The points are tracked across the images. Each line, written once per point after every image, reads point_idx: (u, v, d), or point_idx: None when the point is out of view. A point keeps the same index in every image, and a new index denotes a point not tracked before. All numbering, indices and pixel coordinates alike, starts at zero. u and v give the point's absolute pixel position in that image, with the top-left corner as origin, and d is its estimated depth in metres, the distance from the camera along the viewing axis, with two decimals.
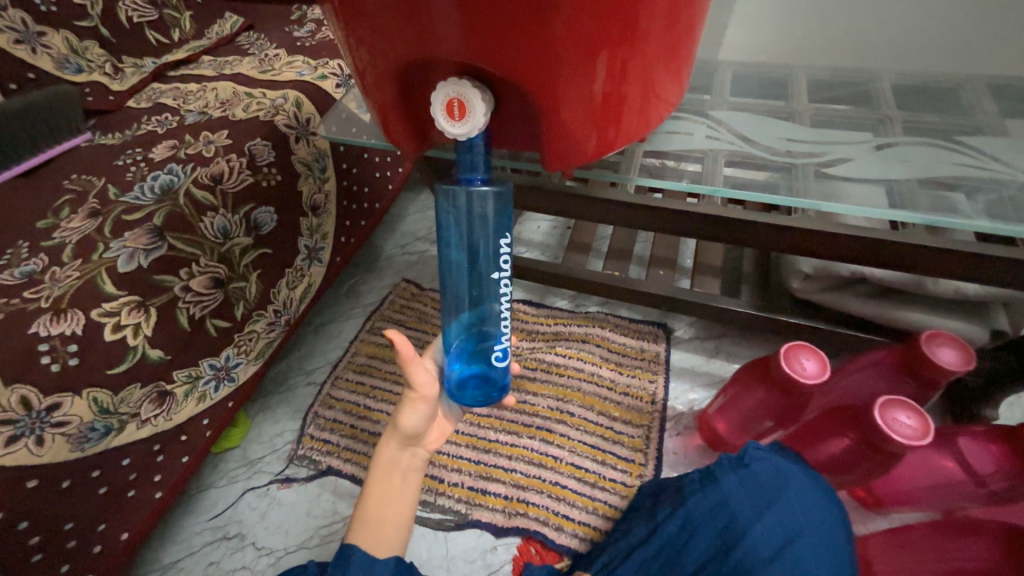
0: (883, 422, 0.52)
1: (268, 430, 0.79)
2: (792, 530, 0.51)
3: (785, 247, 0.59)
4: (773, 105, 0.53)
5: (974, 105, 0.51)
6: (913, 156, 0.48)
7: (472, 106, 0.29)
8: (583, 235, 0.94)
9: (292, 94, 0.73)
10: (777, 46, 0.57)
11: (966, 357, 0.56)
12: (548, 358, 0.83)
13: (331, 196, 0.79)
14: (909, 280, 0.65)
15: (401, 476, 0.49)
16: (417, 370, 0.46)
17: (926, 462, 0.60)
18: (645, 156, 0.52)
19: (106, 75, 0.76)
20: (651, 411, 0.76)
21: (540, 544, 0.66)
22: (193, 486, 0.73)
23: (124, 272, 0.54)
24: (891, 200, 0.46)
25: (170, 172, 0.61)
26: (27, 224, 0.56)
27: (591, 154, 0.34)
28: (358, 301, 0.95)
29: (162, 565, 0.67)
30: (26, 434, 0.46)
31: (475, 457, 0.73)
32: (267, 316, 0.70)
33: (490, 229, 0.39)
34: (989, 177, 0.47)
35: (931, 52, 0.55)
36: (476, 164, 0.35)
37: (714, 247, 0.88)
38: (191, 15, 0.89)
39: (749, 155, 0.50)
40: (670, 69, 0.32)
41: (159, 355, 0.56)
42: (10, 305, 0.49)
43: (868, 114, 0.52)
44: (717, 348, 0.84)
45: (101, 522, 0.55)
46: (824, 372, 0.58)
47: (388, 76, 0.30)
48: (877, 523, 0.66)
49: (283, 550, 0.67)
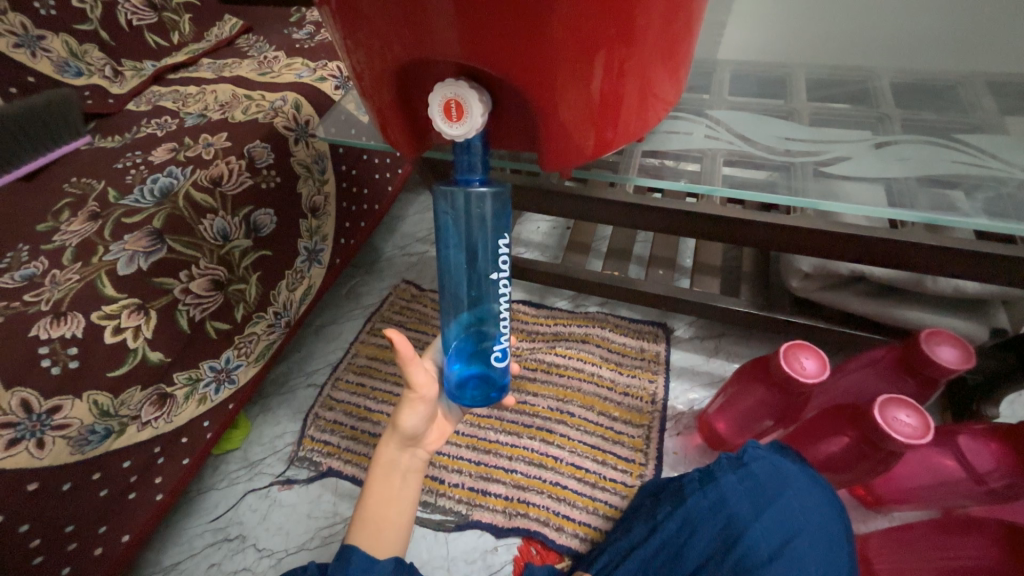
0: (883, 420, 0.52)
1: (268, 432, 0.79)
2: (792, 529, 0.51)
3: (784, 246, 0.59)
4: (771, 104, 0.53)
5: (973, 102, 0.51)
6: (912, 155, 0.48)
7: (470, 107, 0.29)
8: (583, 235, 0.94)
9: (291, 96, 0.73)
10: (776, 44, 0.57)
11: (966, 355, 0.56)
12: (548, 358, 0.83)
13: (331, 198, 0.79)
14: (911, 279, 0.65)
15: (400, 477, 0.49)
16: (418, 373, 0.46)
17: (926, 460, 0.60)
18: (644, 156, 0.52)
19: (106, 78, 0.76)
20: (651, 411, 0.76)
21: (541, 544, 0.66)
22: (193, 489, 0.73)
23: (124, 275, 0.54)
24: (890, 199, 0.46)
25: (170, 175, 0.62)
26: (27, 227, 0.57)
27: (590, 153, 0.34)
28: (358, 302, 0.95)
29: (163, 567, 0.67)
30: (27, 437, 0.46)
31: (476, 457, 0.73)
32: (267, 317, 0.71)
33: (489, 230, 0.39)
34: (988, 175, 0.47)
35: (929, 52, 0.55)
36: (474, 164, 0.35)
37: (714, 247, 0.88)
38: (190, 18, 0.89)
39: (747, 154, 0.50)
40: (668, 68, 0.32)
41: (160, 357, 0.57)
42: (11, 308, 0.49)
43: (867, 113, 0.52)
44: (717, 348, 0.84)
45: (102, 525, 0.56)
46: (824, 371, 0.58)
47: (386, 77, 0.30)
48: (878, 522, 0.65)
49: (284, 551, 0.67)
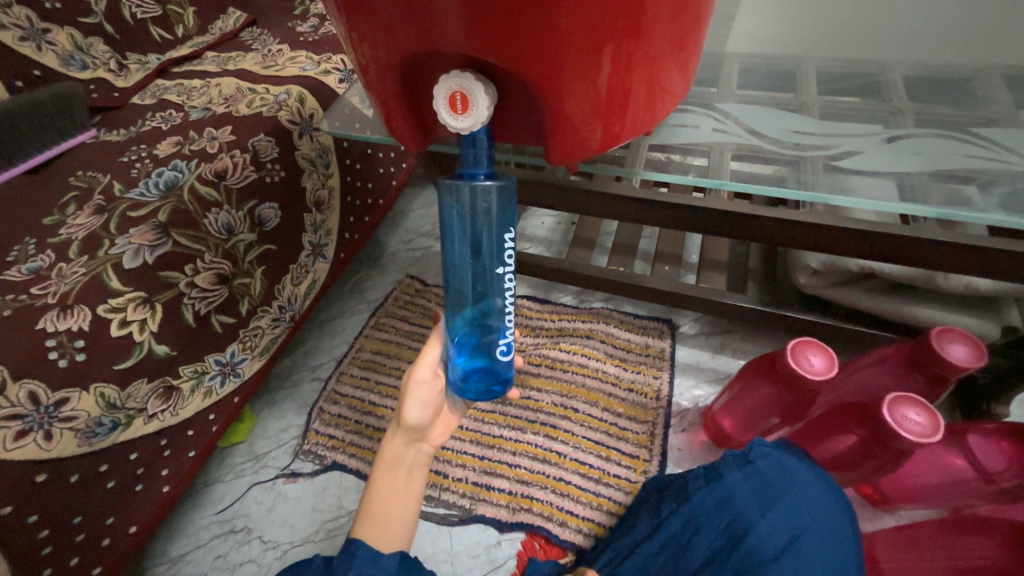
0: (892, 419, 0.52)
1: (274, 425, 0.79)
2: (797, 527, 0.51)
3: (793, 242, 0.59)
4: (781, 97, 0.52)
5: (988, 96, 0.50)
6: (924, 149, 0.47)
7: (475, 99, 0.29)
8: (588, 231, 0.93)
9: (295, 90, 0.73)
10: (785, 37, 0.57)
11: (978, 353, 0.55)
12: (552, 354, 0.83)
13: (335, 192, 0.78)
14: (920, 275, 0.64)
15: (405, 472, 0.49)
16: (431, 356, 0.49)
17: (935, 459, 0.59)
18: (651, 150, 0.52)
19: (111, 72, 0.76)
20: (656, 407, 0.76)
21: (544, 539, 0.66)
22: (199, 482, 0.74)
23: (129, 269, 0.54)
24: (901, 193, 0.45)
25: (175, 169, 0.61)
26: (32, 221, 0.57)
27: (597, 147, 0.33)
28: (363, 296, 0.96)
29: (169, 558, 0.68)
30: (35, 428, 0.47)
31: (479, 452, 0.73)
32: (271, 312, 0.70)
33: (494, 224, 0.38)
34: (1004, 169, 0.46)
35: (943, 45, 0.54)
36: (480, 158, 0.35)
37: (720, 243, 0.87)
38: (194, 11, 0.89)
39: (757, 148, 0.49)
40: (676, 60, 0.31)
41: (165, 351, 0.57)
42: (17, 301, 0.49)
43: (878, 107, 0.51)
44: (722, 344, 0.83)
45: (109, 516, 0.56)
46: (832, 368, 0.57)
47: (391, 68, 0.30)
48: (883, 521, 0.65)
49: (288, 544, 0.68)
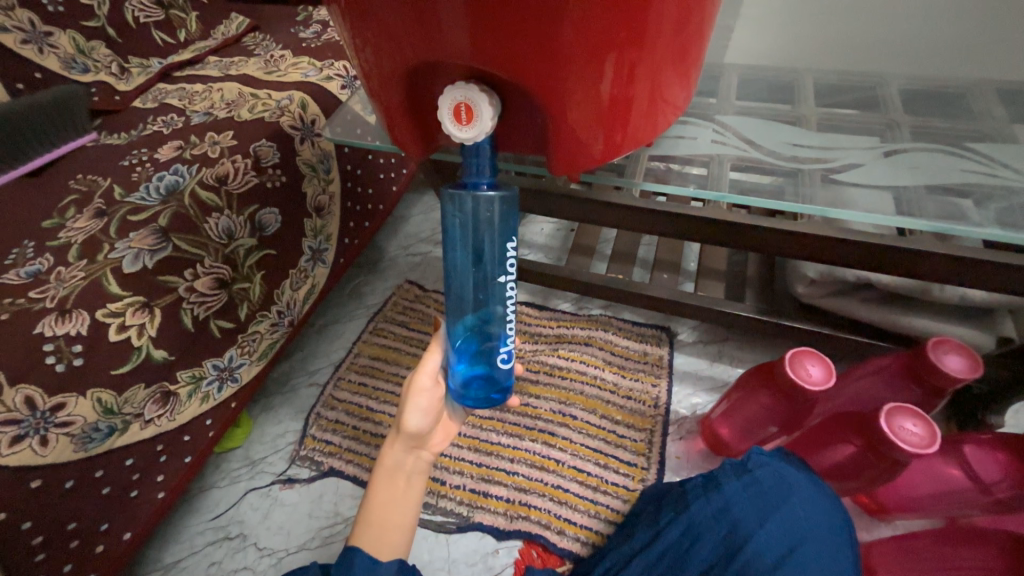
0: (890, 429, 0.52)
1: (270, 430, 0.79)
2: (795, 536, 0.51)
3: (791, 252, 0.59)
4: (780, 109, 0.53)
5: (982, 110, 0.51)
6: (920, 163, 0.48)
7: (479, 110, 0.29)
8: (587, 238, 0.94)
9: (297, 96, 0.73)
10: (784, 49, 0.57)
11: (974, 364, 0.56)
12: (550, 361, 0.83)
13: (335, 198, 0.78)
14: (918, 286, 0.65)
15: (405, 479, 0.49)
16: (432, 363, 0.49)
17: (931, 469, 0.60)
18: (651, 160, 0.53)
19: (112, 75, 0.76)
20: (654, 415, 0.76)
21: (542, 548, 0.66)
22: (195, 486, 0.73)
23: (129, 273, 0.54)
24: (898, 207, 0.46)
25: (176, 173, 0.61)
26: (32, 224, 0.56)
27: (598, 157, 0.33)
28: (361, 301, 0.95)
29: (163, 565, 0.67)
30: (31, 433, 0.47)
31: (478, 459, 0.73)
32: (270, 317, 0.70)
33: (496, 232, 0.39)
34: (999, 184, 0.47)
35: (940, 59, 0.55)
36: (482, 167, 0.35)
37: (718, 251, 0.87)
38: (197, 15, 0.89)
39: (756, 159, 0.50)
40: (678, 72, 0.32)
41: (163, 355, 0.57)
42: (15, 305, 0.48)
43: (876, 119, 0.51)
44: (720, 352, 0.84)
45: (104, 522, 0.56)
46: (829, 378, 0.58)
47: (395, 77, 0.30)
48: (881, 530, 0.66)
49: (284, 551, 0.67)
